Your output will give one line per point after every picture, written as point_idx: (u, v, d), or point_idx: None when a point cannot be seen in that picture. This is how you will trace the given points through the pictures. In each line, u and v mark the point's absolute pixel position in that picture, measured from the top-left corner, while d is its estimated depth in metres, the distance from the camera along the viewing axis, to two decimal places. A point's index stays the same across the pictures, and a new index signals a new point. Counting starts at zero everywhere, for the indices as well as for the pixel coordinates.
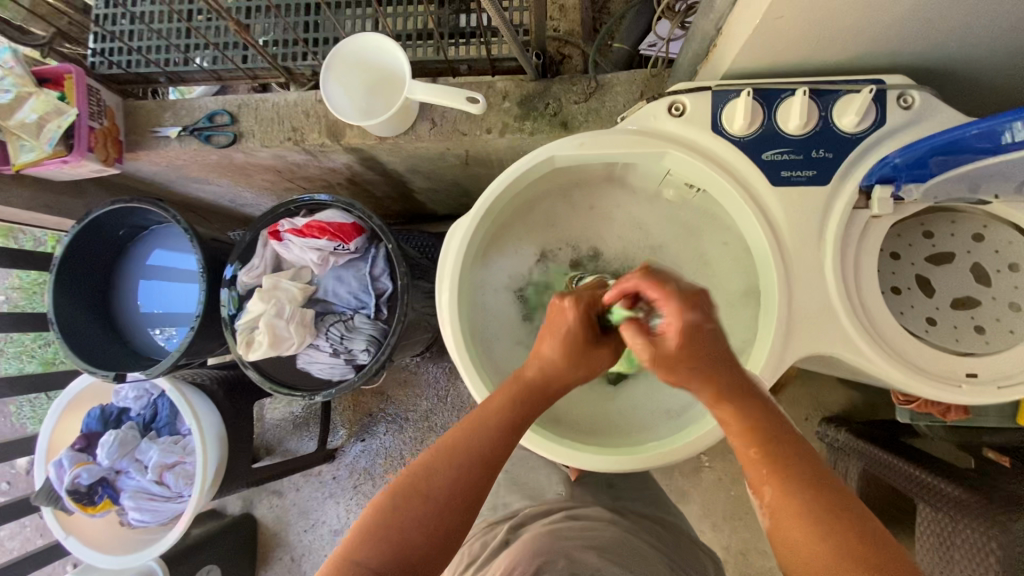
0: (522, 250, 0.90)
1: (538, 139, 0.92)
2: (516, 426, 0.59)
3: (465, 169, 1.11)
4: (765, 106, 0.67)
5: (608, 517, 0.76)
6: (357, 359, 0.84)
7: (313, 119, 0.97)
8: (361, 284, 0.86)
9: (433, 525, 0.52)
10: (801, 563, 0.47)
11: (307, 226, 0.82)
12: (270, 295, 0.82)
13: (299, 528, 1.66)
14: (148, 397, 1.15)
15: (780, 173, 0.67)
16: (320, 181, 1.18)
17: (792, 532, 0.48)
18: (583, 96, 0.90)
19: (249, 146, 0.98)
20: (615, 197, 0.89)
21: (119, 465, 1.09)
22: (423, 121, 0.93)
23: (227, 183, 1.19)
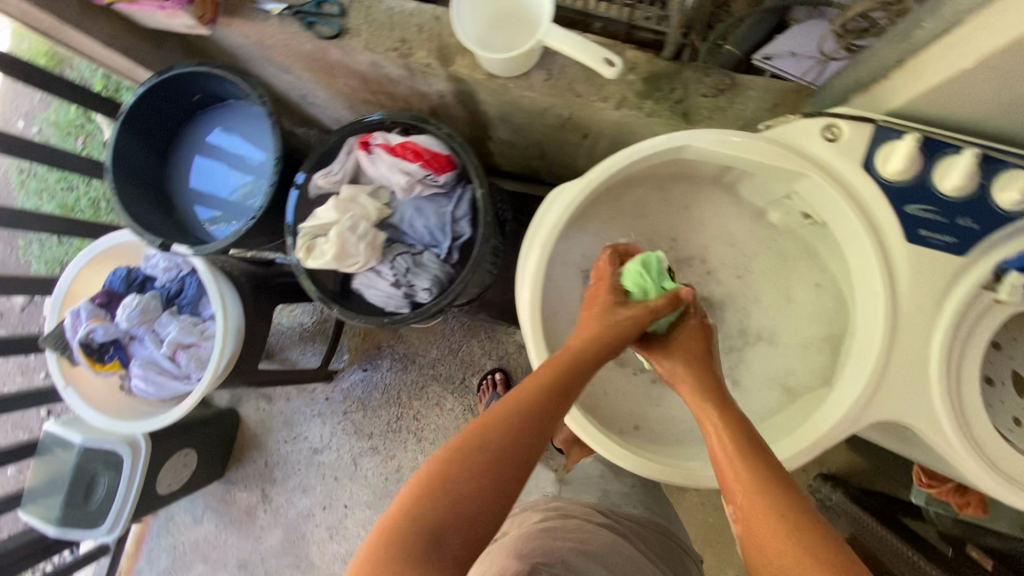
0: (606, 235, 0.86)
1: (653, 122, 0.87)
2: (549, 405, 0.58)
3: (558, 133, 1.05)
4: (925, 156, 0.63)
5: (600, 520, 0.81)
6: (416, 296, 0.80)
7: (425, 36, 0.91)
8: (439, 221, 0.80)
9: (474, 507, 0.52)
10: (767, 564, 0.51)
11: (402, 146, 0.79)
12: (346, 206, 0.79)
13: (280, 437, 1.67)
14: (177, 271, 1.13)
15: (917, 231, 0.63)
16: (403, 102, 1.13)
17: (761, 536, 0.52)
18: (714, 90, 0.85)
19: (350, 46, 0.92)
20: (718, 205, 0.85)
21: (135, 331, 1.07)
22: (539, 70, 0.88)
23: (307, 77, 1.14)
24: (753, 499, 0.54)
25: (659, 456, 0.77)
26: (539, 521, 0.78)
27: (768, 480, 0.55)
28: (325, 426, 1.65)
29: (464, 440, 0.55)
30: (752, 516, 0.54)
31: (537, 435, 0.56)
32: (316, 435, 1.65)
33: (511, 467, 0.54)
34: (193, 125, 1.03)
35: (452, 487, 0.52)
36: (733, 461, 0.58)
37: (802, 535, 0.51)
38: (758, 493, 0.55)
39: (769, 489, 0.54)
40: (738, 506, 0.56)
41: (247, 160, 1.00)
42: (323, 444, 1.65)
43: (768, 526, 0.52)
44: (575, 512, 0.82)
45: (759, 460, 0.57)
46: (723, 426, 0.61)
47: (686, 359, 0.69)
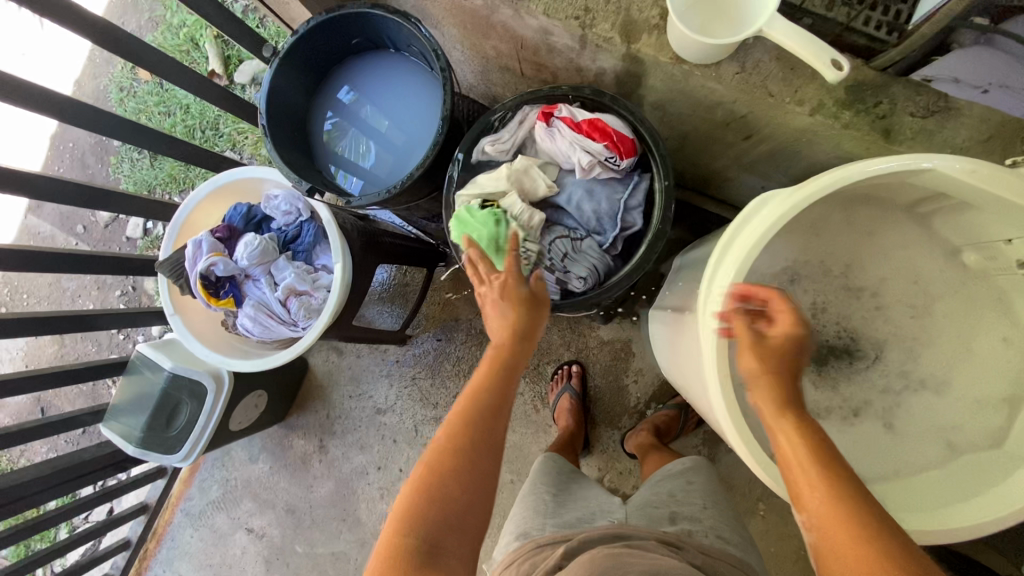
0: (775, 247, 0.83)
1: (847, 135, 0.81)
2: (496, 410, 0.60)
3: (715, 131, 1.00)
4: None
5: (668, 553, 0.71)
6: (569, 285, 0.76)
7: (611, 9, 0.86)
8: (610, 209, 0.75)
9: (473, 489, 0.56)
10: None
11: (588, 123, 0.73)
12: (517, 177, 0.75)
13: (345, 392, 1.67)
14: (296, 217, 1.10)
15: None
16: (551, 74, 1.08)
17: (839, 544, 0.50)
18: (924, 110, 0.78)
19: (528, 9, 0.87)
20: (904, 235, 0.79)
21: (251, 271, 1.05)
22: (731, 63, 0.82)
23: (455, 34, 1.09)
24: (835, 516, 0.51)
25: None
26: (607, 547, 0.69)
27: (842, 482, 0.53)
28: (392, 389, 1.64)
29: (463, 433, 0.58)
30: (833, 531, 0.51)
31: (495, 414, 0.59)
32: (382, 396, 1.65)
33: (485, 443, 0.58)
34: (349, 63, 0.99)
35: (447, 474, 0.55)
36: (816, 478, 0.54)
37: (883, 541, 0.49)
38: (836, 500, 0.52)
39: (847, 501, 0.52)
40: (816, 516, 0.53)
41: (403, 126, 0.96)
42: (387, 405, 1.64)
43: (853, 543, 0.50)
44: (645, 542, 0.73)
45: (842, 480, 0.53)
46: (800, 438, 0.57)
47: (778, 386, 0.60)
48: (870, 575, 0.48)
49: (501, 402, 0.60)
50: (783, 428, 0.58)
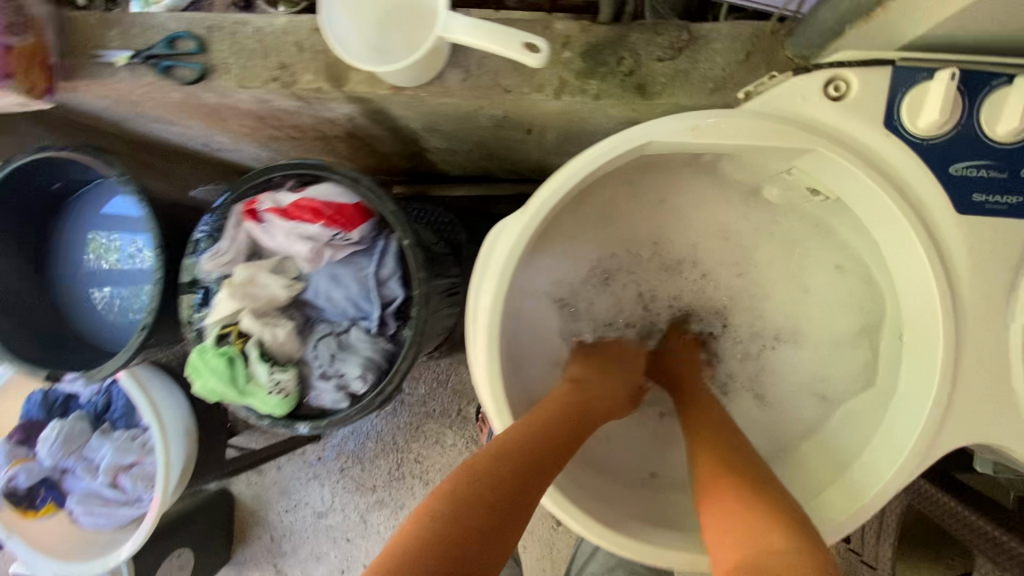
0: (574, 251, 0.72)
1: (604, 105, 0.70)
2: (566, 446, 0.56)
3: (497, 133, 0.89)
4: (967, 97, 0.47)
5: None
6: (351, 387, 0.65)
7: (308, 55, 0.73)
8: (361, 288, 0.64)
9: (491, 544, 0.45)
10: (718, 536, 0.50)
11: (296, 206, 0.62)
12: (246, 292, 0.64)
13: (279, 508, 1.53)
14: (101, 382, 0.97)
15: (969, 195, 0.48)
16: (312, 131, 0.96)
17: (723, 503, 0.52)
18: (670, 50, 0.68)
19: (221, 85, 0.75)
20: (700, 191, 0.69)
21: (64, 464, 0.93)
22: (453, 70, 0.71)
23: (195, 125, 0.96)
24: (744, 497, 0.51)
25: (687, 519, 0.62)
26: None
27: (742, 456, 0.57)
28: (325, 488, 1.52)
29: (474, 466, 0.50)
30: (715, 489, 0.54)
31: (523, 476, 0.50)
32: (318, 498, 1.52)
33: (523, 483, 0.50)
34: (73, 208, 0.85)
35: (471, 503, 0.46)
36: (706, 443, 0.59)
37: (778, 499, 0.51)
38: (722, 464, 0.56)
39: (746, 465, 0.55)
40: (707, 476, 0.55)
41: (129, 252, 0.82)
42: (327, 506, 1.52)
43: (733, 493, 0.52)
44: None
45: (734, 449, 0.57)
46: (707, 418, 0.63)
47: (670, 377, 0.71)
48: (739, 517, 0.50)
49: (560, 450, 0.55)
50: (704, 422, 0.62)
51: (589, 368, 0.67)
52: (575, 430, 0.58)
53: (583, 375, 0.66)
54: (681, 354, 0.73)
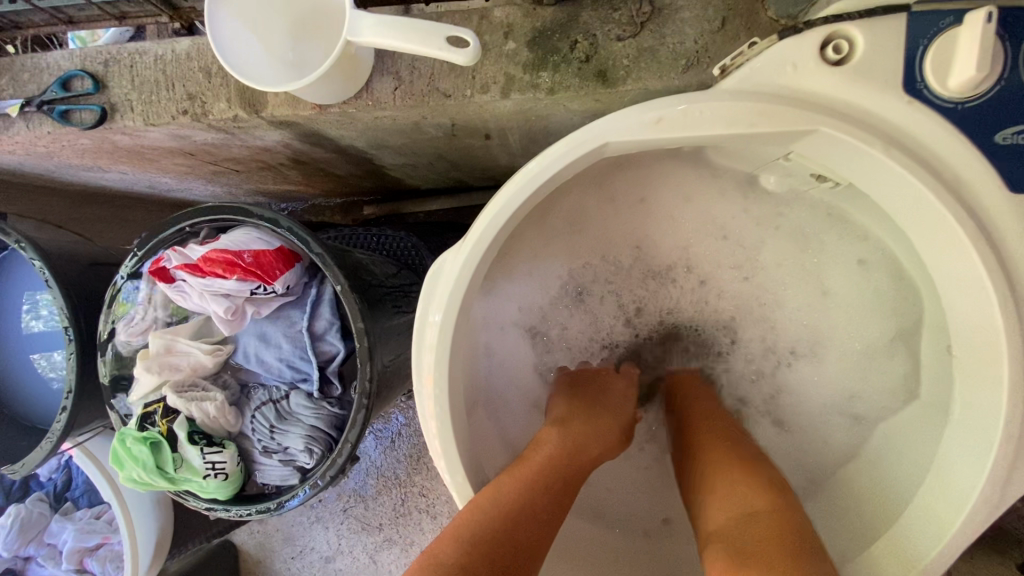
0: (542, 270, 0.62)
1: (562, 100, 0.59)
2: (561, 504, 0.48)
3: (453, 142, 0.79)
4: (1008, 44, 0.36)
5: None
6: (297, 461, 0.56)
7: (218, 80, 0.64)
8: (295, 346, 0.54)
9: None
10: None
11: (204, 259, 0.52)
12: (164, 364, 0.54)
13: (285, 556, 1.45)
14: (59, 457, 0.90)
15: (1022, 168, 0.37)
16: (254, 161, 0.87)
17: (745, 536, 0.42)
18: (631, 27, 0.57)
19: (128, 126, 0.66)
20: (684, 188, 0.58)
21: (25, 553, 0.85)
22: (382, 78, 0.61)
23: (127, 169, 0.87)
24: (741, 484, 0.47)
25: None
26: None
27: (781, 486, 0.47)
28: (329, 531, 1.43)
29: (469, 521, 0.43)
30: (762, 521, 0.43)
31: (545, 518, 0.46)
32: (323, 542, 1.43)
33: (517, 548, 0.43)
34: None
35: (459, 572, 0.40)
36: (736, 462, 0.49)
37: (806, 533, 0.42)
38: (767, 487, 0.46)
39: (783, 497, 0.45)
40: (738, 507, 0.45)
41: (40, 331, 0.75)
42: (333, 549, 1.42)
43: (775, 527, 0.42)
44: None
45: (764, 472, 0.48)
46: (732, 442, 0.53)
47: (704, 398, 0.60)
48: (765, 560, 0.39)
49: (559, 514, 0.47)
50: (727, 441, 0.53)
51: (574, 407, 0.55)
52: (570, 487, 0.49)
53: (568, 415, 0.54)
54: (694, 394, 0.60)
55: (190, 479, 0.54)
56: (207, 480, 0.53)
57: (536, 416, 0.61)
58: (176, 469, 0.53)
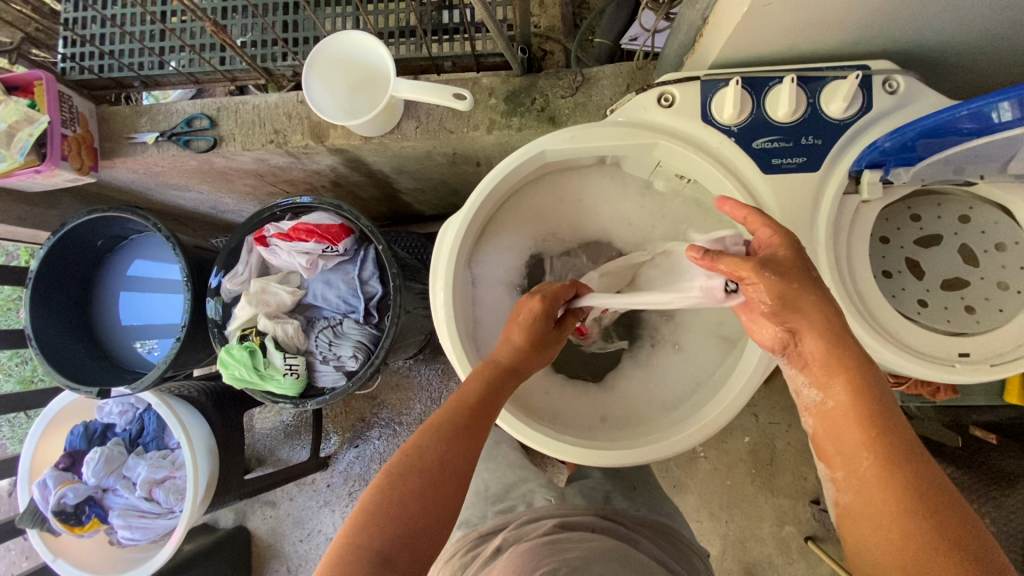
0: (516, 243, 0.85)
1: (526, 135, 0.91)
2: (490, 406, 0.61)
3: (454, 168, 1.09)
4: (754, 94, 0.67)
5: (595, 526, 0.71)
6: (346, 366, 0.81)
7: (296, 121, 0.94)
8: (349, 287, 0.83)
9: (431, 500, 0.52)
10: (874, 528, 0.47)
11: (294, 230, 0.81)
12: (259, 298, 0.81)
13: (294, 538, 1.51)
14: (133, 412, 1.12)
15: (769, 160, 0.67)
16: (304, 184, 1.16)
17: (881, 503, 0.47)
18: (570, 89, 0.89)
19: (230, 151, 0.96)
20: (607, 187, 0.85)
21: (106, 483, 1.06)
22: (408, 120, 0.92)
23: (207, 189, 1.16)
24: (873, 469, 0.48)
25: (624, 440, 0.75)
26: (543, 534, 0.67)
27: (899, 451, 0.48)
28: (335, 514, 1.51)
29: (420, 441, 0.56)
30: (869, 495, 0.48)
31: (445, 496, 0.53)
32: (329, 524, 1.51)
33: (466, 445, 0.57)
34: (110, 263, 1.05)
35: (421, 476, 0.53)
36: (858, 426, 0.49)
37: (936, 502, 0.45)
38: (888, 460, 0.47)
39: (899, 464, 0.47)
40: (855, 477, 0.49)
41: (152, 307, 1.05)
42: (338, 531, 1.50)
43: (893, 496, 0.46)
44: (579, 520, 0.72)
45: (887, 432, 0.48)
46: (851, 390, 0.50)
47: (824, 334, 0.52)
48: (898, 531, 0.45)
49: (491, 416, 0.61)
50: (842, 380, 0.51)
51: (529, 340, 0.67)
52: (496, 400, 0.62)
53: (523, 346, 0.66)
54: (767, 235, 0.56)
55: (274, 378, 0.79)
56: (287, 379, 0.79)
57: None
58: (265, 368, 0.79)
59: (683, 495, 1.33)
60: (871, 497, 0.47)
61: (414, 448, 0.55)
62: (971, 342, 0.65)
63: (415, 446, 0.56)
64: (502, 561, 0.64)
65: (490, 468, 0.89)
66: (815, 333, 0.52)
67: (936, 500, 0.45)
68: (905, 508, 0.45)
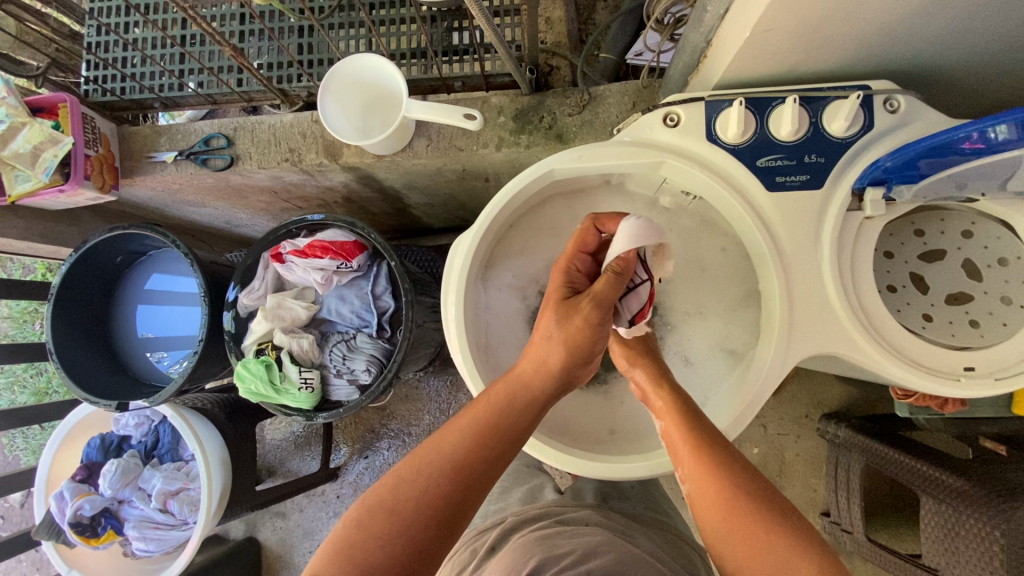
0: (530, 259, 0.86)
1: (535, 152, 0.93)
2: (488, 437, 0.56)
3: (463, 184, 1.11)
4: (757, 114, 0.69)
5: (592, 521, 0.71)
6: (360, 379, 0.83)
7: (310, 140, 0.97)
8: (363, 303, 0.85)
9: (403, 544, 0.50)
10: (710, 517, 0.54)
11: (309, 247, 0.83)
12: (275, 313, 0.83)
13: (304, 549, 1.51)
14: (149, 423, 1.14)
15: (774, 178, 0.69)
16: (317, 199, 1.19)
17: (708, 494, 0.55)
18: (577, 108, 0.91)
19: (246, 169, 0.98)
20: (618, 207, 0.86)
21: (121, 495, 1.08)
22: (419, 138, 0.94)
23: (223, 205, 1.19)
24: (698, 464, 0.57)
25: (633, 454, 0.75)
26: (536, 530, 0.68)
27: (711, 445, 0.58)
28: None
29: (399, 475, 0.54)
30: (701, 487, 0.56)
31: (421, 551, 0.50)
32: None
33: (460, 491, 0.53)
34: (128, 278, 1.07)
35: (396, 517, 0.51)
36: (685, 438, 0.60)
37: (745, 485, 0.54)
38: (704, 455, 0.57)
39: (712, 457, 0.57)
40: (688, 473, 0.58)
41: (168, 320, 1.08)
42: None
43: (712, 486, 0.55)
44: (576, 516, 0.72)
45: (702, 435, 0.59)
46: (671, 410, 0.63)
47: (651, 367, 0.69)
48: (727, 512, 0.53)
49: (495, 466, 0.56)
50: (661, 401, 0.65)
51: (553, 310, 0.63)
52: (497, 431, 0.57)
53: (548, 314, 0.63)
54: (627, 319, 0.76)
55: (291, 392, 0.81)
56: (303, 392, 0.81)
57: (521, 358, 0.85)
58: (282, 382, 0.81)
59: (692, 506, 1.33)
60: (702, 489, 0.55)
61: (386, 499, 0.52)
62: (976, 356, 0.65)
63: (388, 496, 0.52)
64: (497, 557, 0.65)
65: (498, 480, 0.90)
66: (644, 366, 0.69)
67: (743, 482, 0.54)
68: (723, 493, 0.54)
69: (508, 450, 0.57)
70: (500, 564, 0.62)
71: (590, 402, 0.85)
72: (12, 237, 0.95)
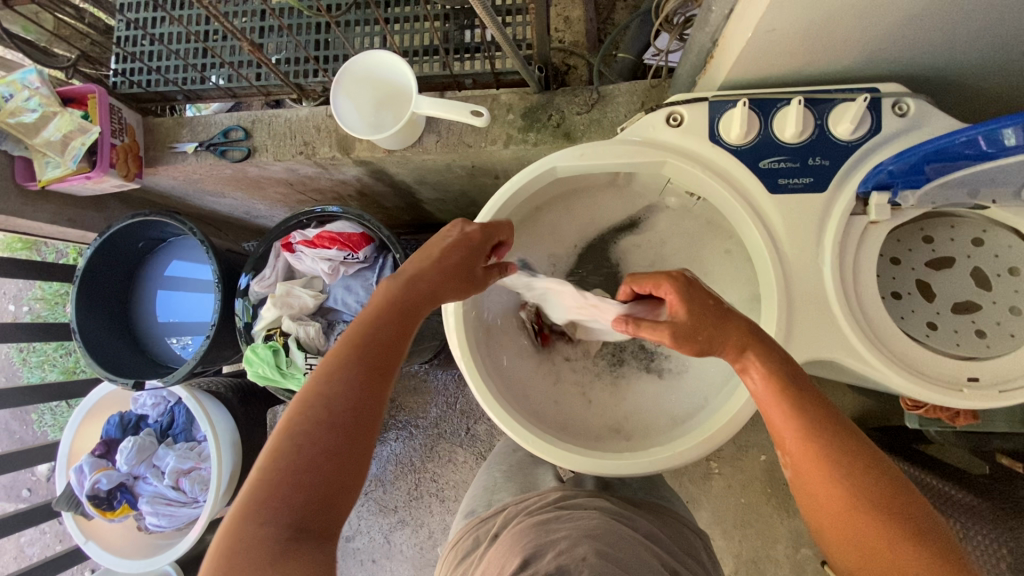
0: (530, 256, 0.86)
1: (542, 150, 0.93)
2: (371, 369, 0.52)
3: (473, 180, 1.12)
4: (761, 115, 0.68)
5: (598, 505, 0.68)
6: None
7: (324, 133, 0.99)
8: (368, 293, 0.87)
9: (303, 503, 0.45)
10: (813, 503, 0.50)
11: (318, 237, 0.85)
12: (284, 300, 0.86)
13: None
14: (165, 404, 1.20)
15: (776, 180, 0.68)
16: (331, 192, 1.21)
17: (812, 482, 0.49)
18: (585, 106, 0.92)
19: (262, 161, 1.01)
20: (616, 209, 0.87)
21: (137, 471, 1.12)
22: (429, 134, 0.96)
23: (242, 195, 1.22)
24: (807, 451, 0.50)
25: (626, 453, 0.75)
26: (536, 516, 0.65)
27: (826, 434, 0.50)
28: None
29: (285, 442, 0.47)
30: (804, 469, 0.50)
31: (355, 457, 0.48)
32: None
33: (353, 427, 0.49)
34: (149, 263, 1.12)
35: (279, 490, 0.45)
36: (784, 418, 0.51)
37: (872, 484, 0.47)
38: (821, 452, 0.49)
39: (822, 445, 0.49)
40: (786, 453, 0.52)
41: (190, 305, 1.12)
42: None
43: (825, 483, 0.48)
44: (575, 501, 0.69)
45: (817, 421, 0.50)
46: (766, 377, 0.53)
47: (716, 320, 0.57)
48: (842, 511, 0.47)
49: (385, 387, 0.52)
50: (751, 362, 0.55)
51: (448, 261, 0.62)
52: (376, 368, 0.52)
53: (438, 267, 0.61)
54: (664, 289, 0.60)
55: (298, 377, 0.84)
56: (308, 377, 0.83)
57: (521, 354, 0.86)
58: (287, 366, 0.84)
59: (695, 510, 1.32)
60: (806, 475, 0.50)
61: (295, 416, 0.48)
62: (980, 366, 0.64)
63: (297, 413, 0.48)
64: (498, 543, 0.62)
65: (505, 468, 0.89)
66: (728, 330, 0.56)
67: (864, 485, 0.47)
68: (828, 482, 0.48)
69: (389, 361, 0.53)
70: (497, 551, 0.59)
71: (587, 397, 0.85)
72: (42, 221, 1.00)
